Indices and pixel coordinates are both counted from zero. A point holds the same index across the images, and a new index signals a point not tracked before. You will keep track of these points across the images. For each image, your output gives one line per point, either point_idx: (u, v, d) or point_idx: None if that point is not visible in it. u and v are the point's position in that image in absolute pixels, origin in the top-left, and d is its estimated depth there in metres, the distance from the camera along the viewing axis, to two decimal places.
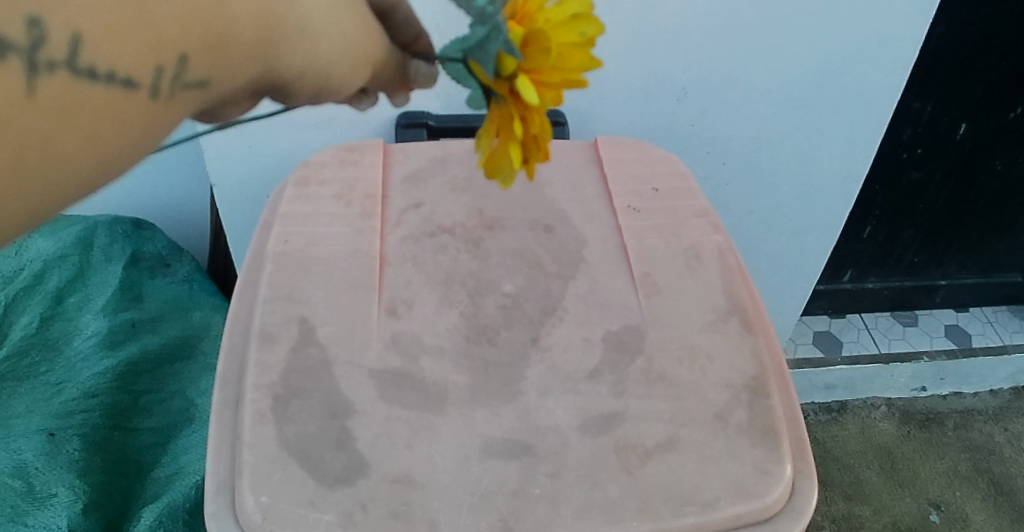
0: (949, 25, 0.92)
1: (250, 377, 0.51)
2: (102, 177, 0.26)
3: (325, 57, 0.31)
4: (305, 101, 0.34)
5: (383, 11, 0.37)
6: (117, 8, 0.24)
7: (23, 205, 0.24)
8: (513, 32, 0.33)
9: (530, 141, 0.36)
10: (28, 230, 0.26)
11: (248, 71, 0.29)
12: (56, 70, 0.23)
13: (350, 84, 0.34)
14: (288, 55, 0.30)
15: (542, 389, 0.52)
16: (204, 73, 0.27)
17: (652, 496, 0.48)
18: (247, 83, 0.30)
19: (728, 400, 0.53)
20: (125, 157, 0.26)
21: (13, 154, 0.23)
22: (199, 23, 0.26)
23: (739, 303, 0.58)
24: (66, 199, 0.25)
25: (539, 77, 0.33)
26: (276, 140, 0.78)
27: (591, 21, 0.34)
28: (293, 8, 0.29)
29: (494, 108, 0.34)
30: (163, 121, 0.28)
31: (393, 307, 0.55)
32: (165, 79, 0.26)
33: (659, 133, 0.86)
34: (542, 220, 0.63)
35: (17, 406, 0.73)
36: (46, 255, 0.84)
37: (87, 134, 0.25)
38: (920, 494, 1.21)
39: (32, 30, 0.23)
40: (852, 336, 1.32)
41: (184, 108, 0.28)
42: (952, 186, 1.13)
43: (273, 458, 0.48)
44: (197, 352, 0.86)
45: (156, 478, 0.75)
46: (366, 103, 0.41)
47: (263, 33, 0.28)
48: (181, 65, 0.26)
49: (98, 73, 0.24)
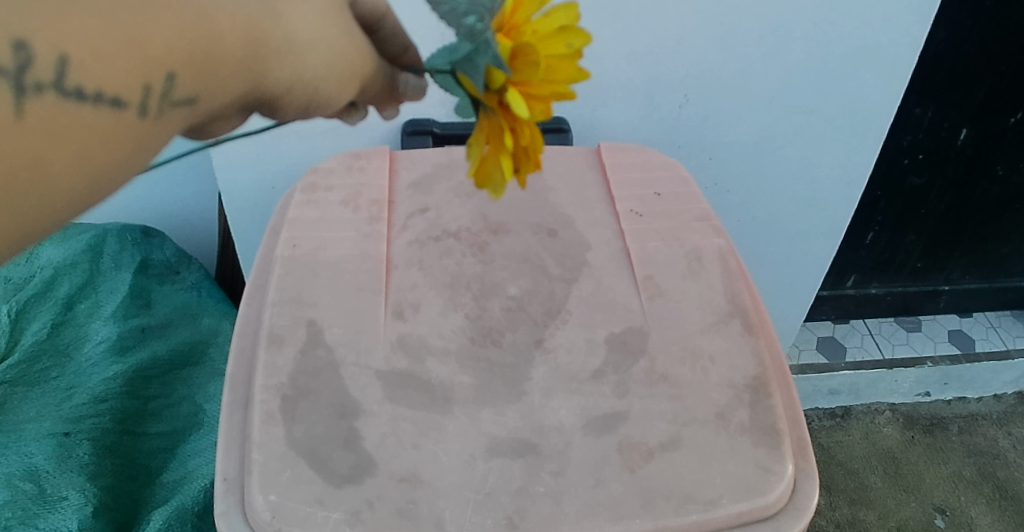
0: (949, 31, 0.93)
1: (259, 378, 0.52)
2: (94, 192, 0.27)
3: (311, 71, 0.33)
4: (294, 116, 0.35)
5: (369, 26, 0.39)
6: (103, 30, 0.25)
7: (19, 222, 0.26)
8: (501, 46, 0.34)
9: (520, 152, 0.37)
10: (28, 244, 0.27)
11: (237, 86, 0.30)
12: (43, 91, 0.25)
13: (339, 98, 0.35)
14: (276, 70, 0.31)
15: (546, 389, 0.53)
16: (193, 89, 0.29)
17: (655, 494, 0.48)
18: (236, 98, 0.31)
19: (730, 400, 0.53)
20: (114, 172, 0.28)
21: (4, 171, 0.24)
22: (184, 41, 0.27)
23: (741, 305, 0.59)
24: (61, 215, 0.27)
25: (527, 89, 0.34)
26: (284, 147, 0.79)
27: (578, 33, 0.35)
28: (280, 24, 0.31)
29: (483, 119, 0.36)
30: (154, 138, 0.30)
31: (399, 309, 0.56)
32: (153, 98, 0.28)
33: (664, 140, 0.87)
34: (545, 224, 0.64)
35: (28, 411, 0.75)
36: (56, 262, 0.86)
37: (77, 153, 0.27)
38: (925, 499, 1.20)
39: (19, 53, 0.24)
40: (856, 341, 1.32)
41: (173, 125, 0.29)
42: (953, 191, 1.14)
43: (282, 457, 0.48)
44: (206, 358, 0.87)
45: (164, 483, 0.76)
46: (356, 118, 0.43)
47: (250, 50, 0.30)
48: (169, 82, 0.28)
49: (86, 94, 0.25)
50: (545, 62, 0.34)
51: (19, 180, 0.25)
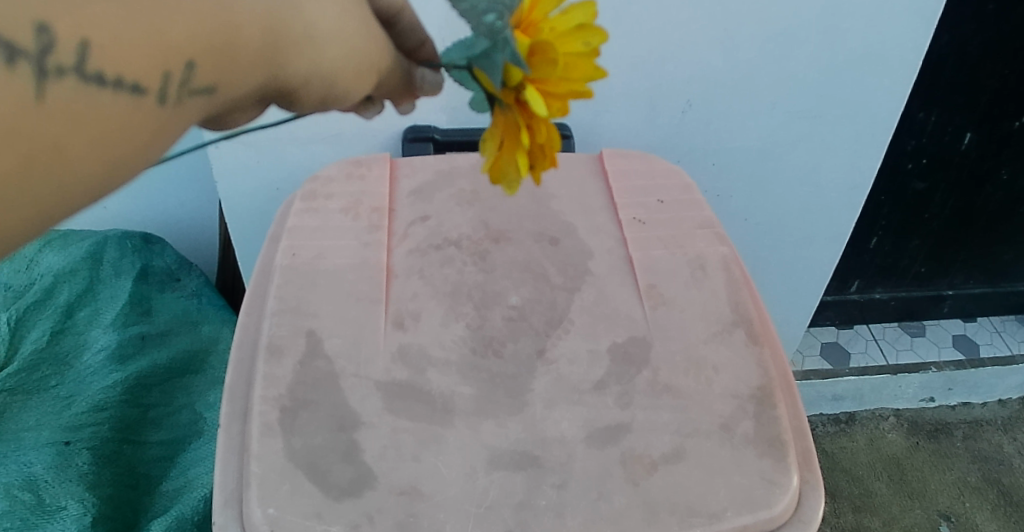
0: (953, 35, 0.92)
1: (258, 389, 0.52)
2: (111, 181, 0.27)
3: (330, 64, 0.32)
4: (311, 109, 0.34)
5: (387, 20, 0.38)
6: (125, 15, 0.25)
7: (35, 209, 0.25)
8: (519, 42, 0.33)
9: (536, 150, 0.36)
10: (43, 234, 0.26)
11: (256, 76, 0.30)
12: (64, 75, 0.24)
13: (357, 92, 0.34)
14: (295, 62, 0.31)
15: (548, 400, 0.52)
16: (211, 79, 0.28)
17: (659, 507, 0.48)
18: (253, 90, 0.31)
19: (734, 411, 0.53)
20: (132, 161, 0.27)
21: (25, 155, 0.23)
22: (206, 30, 0.27)
23: (744, 314, 0.58)
24: (78, 203, 0.26)
25: (546, 87, 0.34)
26: (284, 154, 0.79)
27: (595, 32, 0.34)
28: (300, 16, 0.30)
29: (499, 116, 0.35)
30: (171, 128, 0.29)
31: (400, 319, 0.56)
32: (172, 86, 0.27)
33: (668, 145, 0.86)
34: (547, 232, 0.63)
35: (27, 419, 0.74)
36: (56, 269, 0.85)
37: (96, 140, 0.26)
38: (930, 506, 1.20)
39: (41, 36, 0.24)
40: (860, 347, 1.32)
41: (192, 115, 0.29)
42: (957, 196, 1.13)
43: (281, 469, 0.48)
44: (206, 366, 0.86)
45: (164, 492, 0.76)
46: (371, 111, 0.42)
47: (269, 41, 0.29)
48: (189, 71, 0.27)
49: (107, 80, 0.25)
50: (562, 60, 0.34)
51: (40, 166, 0.24)
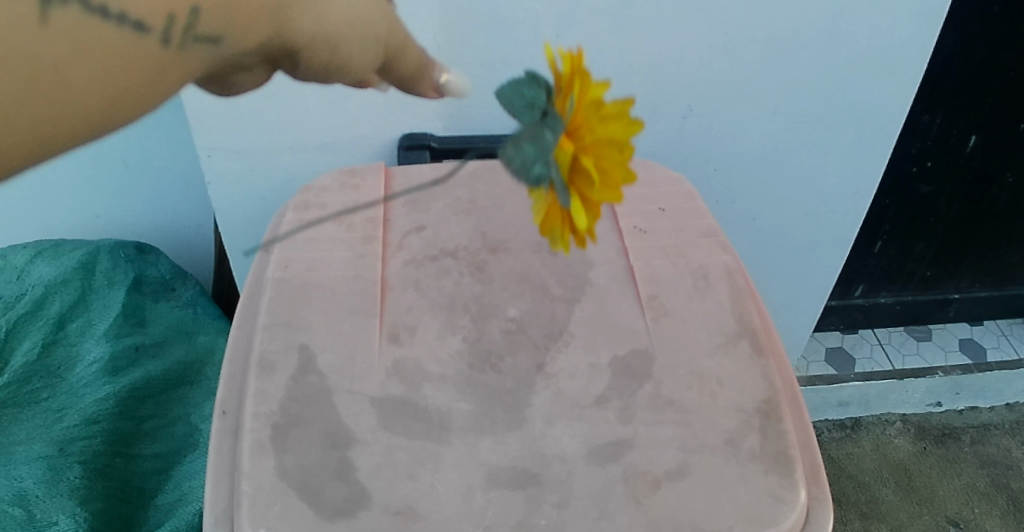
0: (957, 37, 0.91)
1: (249, 406, 0.50)
2: (115, 117, 0.25)
3: (334, 26, 0.28)
4: (323, 80, 0.31)
5: None
6: None
7: (39, 131, 0.23)
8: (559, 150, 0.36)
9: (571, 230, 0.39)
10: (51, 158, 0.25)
11: (259, 37, 0.27)
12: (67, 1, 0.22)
13: (365, 66, 0.30)
14: (301, 22, 0.27)
15: (547, 416, 0.51)
16: (222, 25, 0.25)
17: (662, 526, 0.46)
18: (258, 51, 0.27)
19: (739, 425, 0.51)
20: (142, 102, 0.25)
21: (24, 70, 0.22)
22: None
23: (748, 325, 0.57)
24: (81, 132, 0.24)
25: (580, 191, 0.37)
26: (278, 162, 0.78)
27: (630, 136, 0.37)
28: None
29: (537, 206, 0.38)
30: (187, 77, 0.26)
31: (395, 333, 0.54)
32: (177, 29, 0.24)
33: (669, 151, 0.85)
34: (546, 241, 0.62)
35: (18, 432, 0.73)
36: (48, 279, 0.84)
37: (100, 74, 0.24)
38: (938, 512, 1.18)
39: None
40: (866, 352, 1.30)
41: (199, 65, 0.26)
42: (963, 199, 1.12)
43: (272, 489, 0.47)
44: (201, 377, 0.85)
45: (158, 506, 0.75)
46: None
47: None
48: (193, 15, 0.24)
49: (108, 11, 0.23)
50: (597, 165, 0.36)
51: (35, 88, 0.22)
